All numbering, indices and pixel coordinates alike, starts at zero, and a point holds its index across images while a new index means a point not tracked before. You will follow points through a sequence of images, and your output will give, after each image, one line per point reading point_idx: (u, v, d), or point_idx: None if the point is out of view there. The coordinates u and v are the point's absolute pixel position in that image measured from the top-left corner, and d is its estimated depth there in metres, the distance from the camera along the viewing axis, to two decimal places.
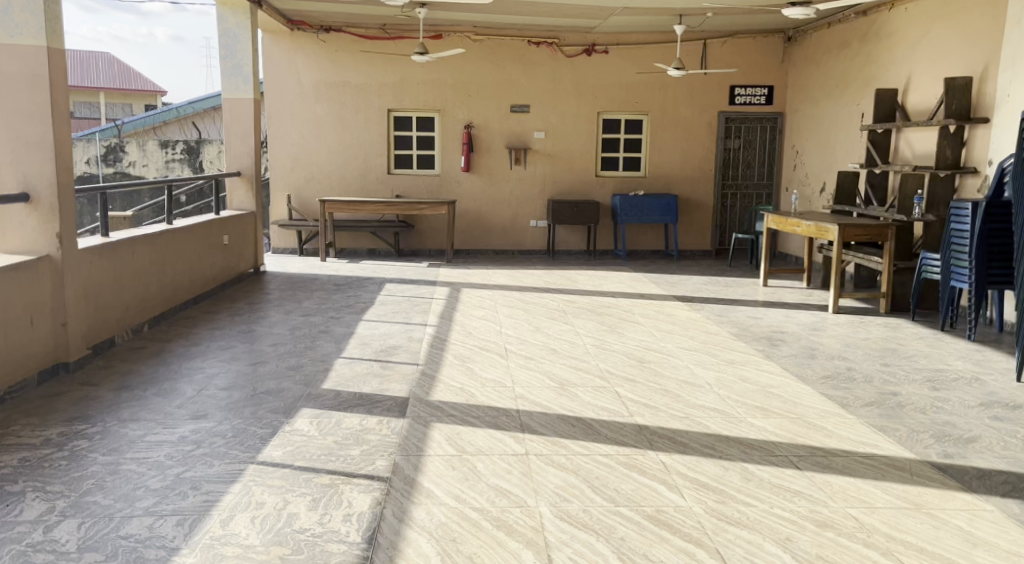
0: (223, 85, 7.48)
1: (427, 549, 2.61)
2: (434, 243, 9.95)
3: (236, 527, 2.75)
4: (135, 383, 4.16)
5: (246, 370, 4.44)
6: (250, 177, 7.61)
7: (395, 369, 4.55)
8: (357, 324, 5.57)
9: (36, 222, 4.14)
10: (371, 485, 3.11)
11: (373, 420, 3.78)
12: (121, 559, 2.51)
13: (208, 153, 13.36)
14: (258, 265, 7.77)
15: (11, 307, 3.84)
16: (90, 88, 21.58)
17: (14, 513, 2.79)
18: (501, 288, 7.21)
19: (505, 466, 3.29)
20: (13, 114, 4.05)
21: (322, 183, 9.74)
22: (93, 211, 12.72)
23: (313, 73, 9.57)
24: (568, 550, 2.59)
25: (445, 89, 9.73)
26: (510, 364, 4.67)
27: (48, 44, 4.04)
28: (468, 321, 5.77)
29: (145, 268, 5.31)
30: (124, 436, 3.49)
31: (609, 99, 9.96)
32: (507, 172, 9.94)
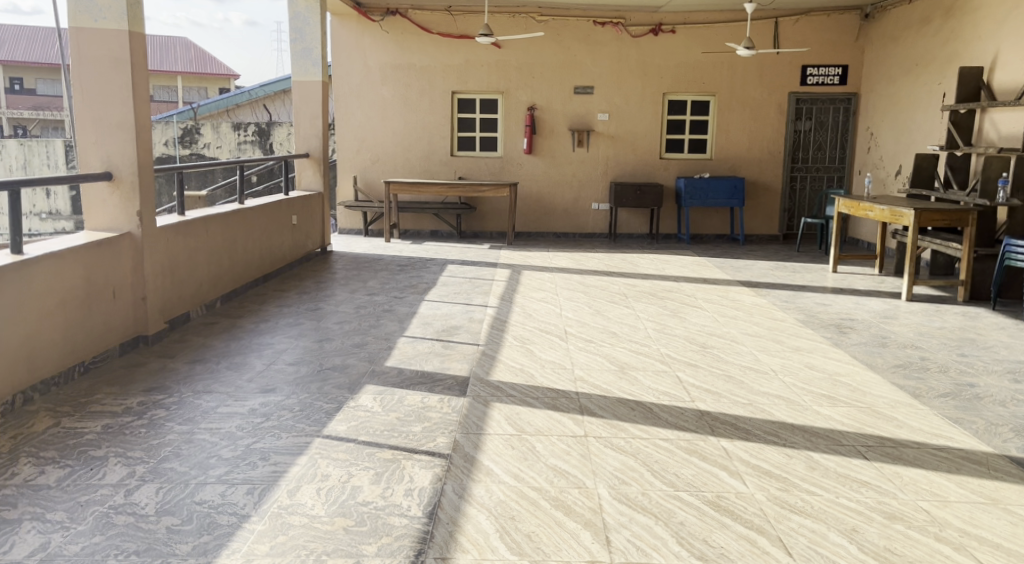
0: (293, 67, 7.64)
1: (486, 525, 2.66)
2: (496, 225, 10.01)
3: (302, 498, 2.84)
4: (208, 356, 4.33)
5: (313, 346, 4.57)
6: (318, 158, 7.76)
7: (456, 348, 4.61)
8: (419, 304, 5.66)
9: (117, 200, 4.32)
10: (432, 462, 3.16)
11: (434, 398, 3.85)
12: (196, 524, 2.63)
13: (277, 136, 13.52)
14: (325, 245, 7.96)
15: (93, 280, 4.04)
16: (168, 74, 22.82)
17: (98, 477, 2.95)
18: (562, 271, 7.21)
19: (563, 447, 3.31)
20: (98, 96, 4.24)
21: (387, 164, 9.88)
22: (170, 190, 13.23)
23: (379, 55, 9.69)
24: (626, 533, 2.60)
25: (509, 70, 9.72)
26: (570, 347, 4.67)
27: (130, 28, 4.19)
28: (528, 302, 5.79)
29: (219, 246, 5.50)
30: (198, 407, 3.64)
31: (675, 80, 9.79)
32: (570, 154, 9.90)
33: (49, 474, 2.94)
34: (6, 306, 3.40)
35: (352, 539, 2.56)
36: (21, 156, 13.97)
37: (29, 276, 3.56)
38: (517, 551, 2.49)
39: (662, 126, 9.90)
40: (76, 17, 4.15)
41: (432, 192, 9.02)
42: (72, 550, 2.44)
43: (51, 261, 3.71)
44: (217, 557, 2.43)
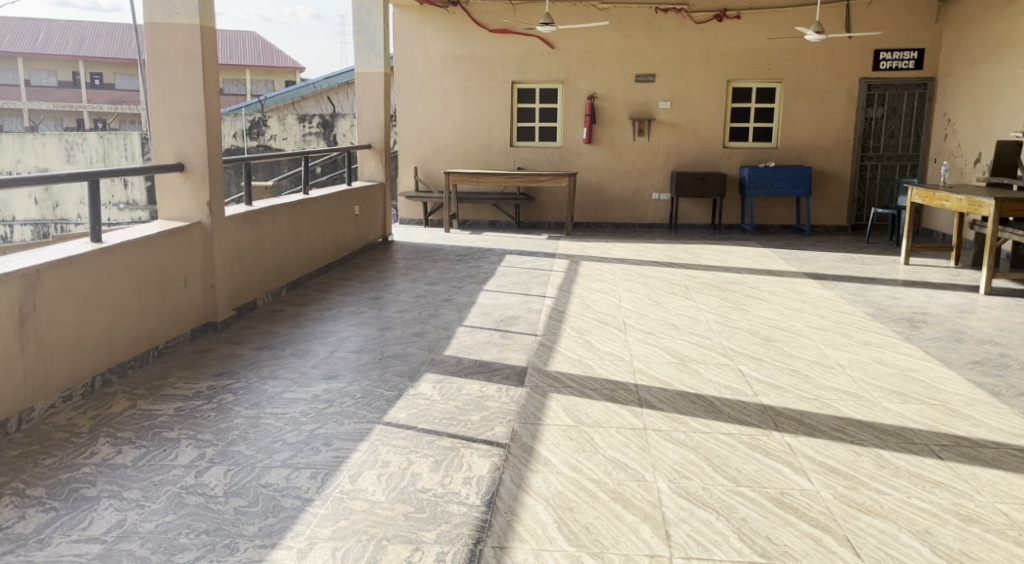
0: (356, 59, 7.76)
1: (544, 516, 2.66)
2: (555, 215, 9.99)
3: (363, 483, 2.90)
4: (274, 343, 4.44)
5: (374, 334, 4.64)
6: (380, 149, 7.87)
7: (514, 339, 4.62)
8: (478, 294, 5.69)
9: (189, 190, 4.46)
10: (490, 451, 3.18)
11: (493, 387, 3.87)
12: (262, 507, 2.71)
13: (341, 127, 13.85)
14: (387, 234, 8.08)
15: (166, 268, 4.19)
16: (237, 68, 24.18)
17: (170, 458, 3.06)
18: (620, 261, 7.15)
19: (622, 439, 3.28)
20: (171, 89, 4.38)
21: (447, 155, 9.96)
22: (238, 180, 13.61)
23: (440, 46, 9.75)
24: (686, 528, 2.56)
25: (569, 59, 9.66)
26: (628, 339, 4.63)
27: (201, 23, 4.31)
28: (587, 293, 5.77)
29: (285, 235, 5.64)
30: (264, 392, 3.74)
31: (740, 67, 9.57)
32: (630, 143, 9.79)
33: (126, 454, 3.07)
34: (83, 293, 3.56)
35: (412, 525, 2.60)
36: (100, 148, 14.52)
37: (106, 264, 3.71)
38: (575, 542, 2.49)
39: (724, 114, 9.70)
40: (151, 13, 4.29)
41: (492, 181, 9.03)
42: (146, 527, 2.55)
43: (126, 249, 3.86)
44: (282, 539, 2.50)
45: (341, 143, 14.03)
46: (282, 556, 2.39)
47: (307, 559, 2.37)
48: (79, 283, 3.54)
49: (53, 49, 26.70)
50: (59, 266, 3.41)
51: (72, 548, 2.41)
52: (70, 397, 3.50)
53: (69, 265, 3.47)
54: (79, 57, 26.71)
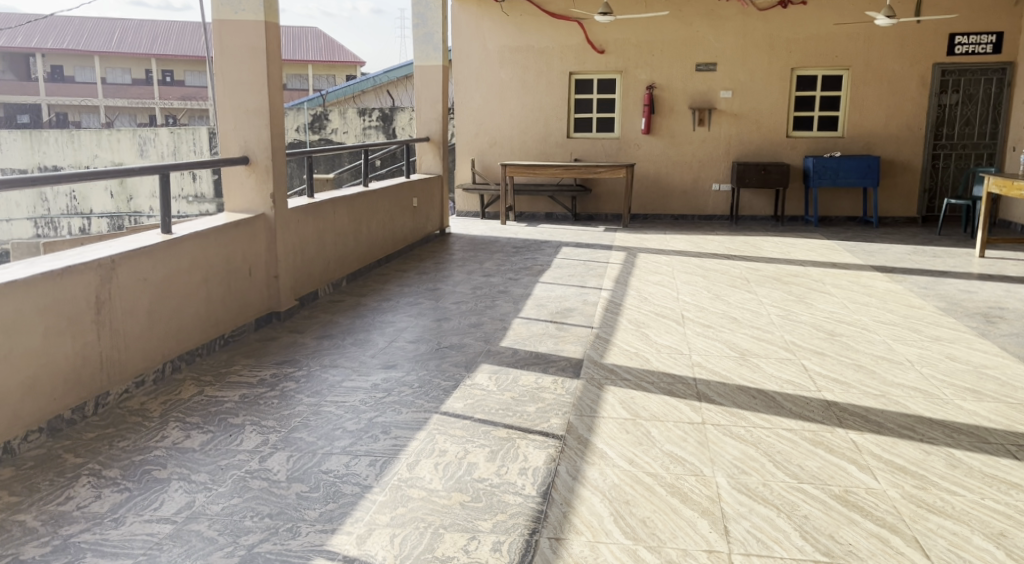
0: (415, 52, 7.84)
1: (600, 508, 2.65)
2: (611, 207, 9.93)
3: (421, 472, 2.93)
4: (334, 333, 4.54)
5: (431, 325, 4.70)
6: (438, 142, 7.93)
7: (570, 331, 4.61)
8: (534, 286, 5.69)
9: (254, 182, 4.58)
10: (546, 442, 3.19)
11: (549, 379, 3.87)
12: (323, 492, 2.77)
13: (400, 120, 14.04)
14: (444, 227, 8.16)
15: (232, 259, 4.32)
16: (300, 63, 25.06)
17: (236, 443, 3.16)
18: (678, 254, 7.07)
19: (680, 434, 3.24)
20: (238, 85, 4.50)
21: (504, 147, 9.98)
22: (301, 173, 13.94)
23: (498, 38, 9.78)
24: (746, 524, 2.52)
25: (628, 49, 9.57)
26: (687, 332, 4.57)
27: (266, 19, 4.40)
28: (644, 286, 5.71)
29: (345, 227, 5.75)
30: (326, 381, 3.82)
31: (805, 54, 9.32)
32: (690, 134, 9.64)
33: (194, 438, 3.18)
34: (154, 283, 3.70)
35: (469, 514, 2.62)
36: (171, 144, 15.11)
37: (176, 254, 3.84)
38: (632, 535, 2.47)
39: (788, 103, 9.47)
40: (218, 10, 4.40)
41: (549, 173, 9.02)
42: (213, 510, 2.63)
43: (194, 240, 3.99)
44: (342, 524, 2.55)
45: (400, 136, 14.23)
46: (342, 541, 2.44)
47: (367, 545, 2.42)
48: (150, 273, 3.68)
49: (128, 47, 27.93)
50: (132, 256, 3.55)
51: (145, 527, 2.51)
52: (143, 382, 3.65)
53: (142, 255, 3.61)
54: (152, 56, 27.91)
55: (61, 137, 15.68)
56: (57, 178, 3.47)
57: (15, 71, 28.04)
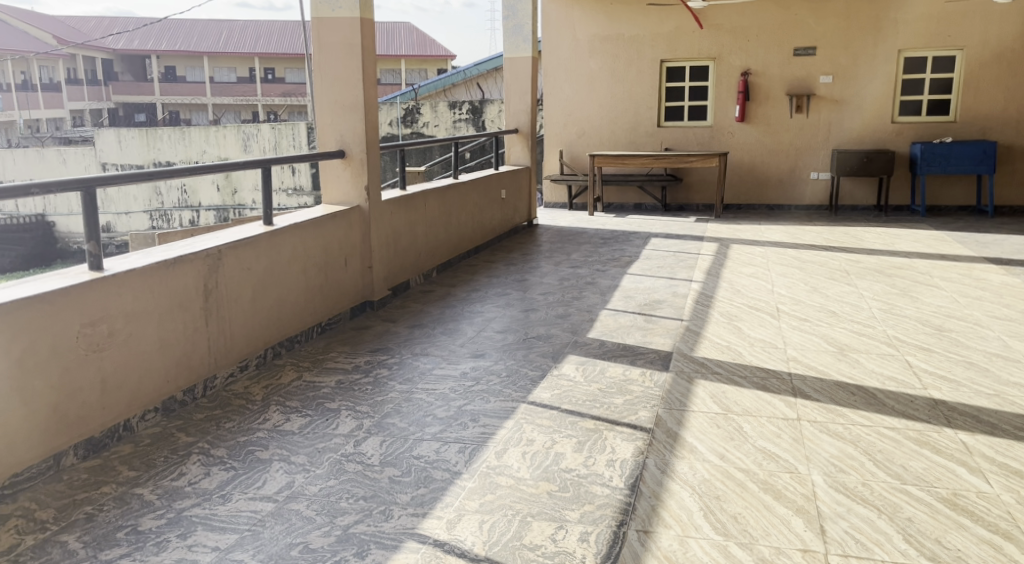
0: (505, 45, 7.88)
1: (689, 503, 2.62)
2: (703, 197, 9.74)
3: (509, 460, 2.97)
4: (425, 322, 4.64)
5: (519, 315, 4.74)
6: (527, 133, 7.96)
7: (659, 323, 4.55)
8: (622, 277, 5.65)
9: (352, 175, 4.72)
10: (634, 435, 3.17)
11: (636, 371, 3.84)
12: (414, 477, 2.85)
13: (490, 113, 14.21)
14: (532, 218, 8.19)
15: (329, 250, 4.48)
16: (393, 58, 26.53)
17: (332, 427, 3.28)
18: (774, 245, 6.86)
19: (774, 430, 3.16)
20: (336, 81, 4.64)
21: (593, 138, 9.92)
22: (393, 166, 14.29)
23: (588, 28, 9.71)
24: (843, 524, 2.44)
25: (722, 35, 9.32)
26: (781, 325, 4.43)
27: (361, 16, 4.51)
28: (737, 278, 5.57)
29: (436, 218, 5.85)
30: (416, 368, 3.93)
31: (914, 34, 8.84)
32: (786, 121, 9.33)
33: (293, 421, 3.33)
34: (257, 272, 3.88)
35: (556, 504, 2.63)
36: (273, 138, 15.75)
37: (276, 245, 4.01)
38: (722, 531, 2.43)
39: (893, 88, 9.02)
40: (318, 9, 4.54)
41: (639, 163, 8.91)
42: (312, 490, 2.75)
43: (294, 232, 4.16)
44: (432, 509, 2.61)
45: (489, 128, 14.39)
46: (432, 525, 2.50)
47: (456, 530, 2.47)
48: (253, 263, 3.85)
49: (234, 47, 29.63)
50: (237, 247, 3.73)
51: (249, 505, 2.65)
52: (246, 366, 3.84)
53: (248, 246, 3.80)
54: (256, 55, 29.65)
55: (173, 133, 16.54)
56: (170, 173, 3.68)
57: (133, 71, 30.12)
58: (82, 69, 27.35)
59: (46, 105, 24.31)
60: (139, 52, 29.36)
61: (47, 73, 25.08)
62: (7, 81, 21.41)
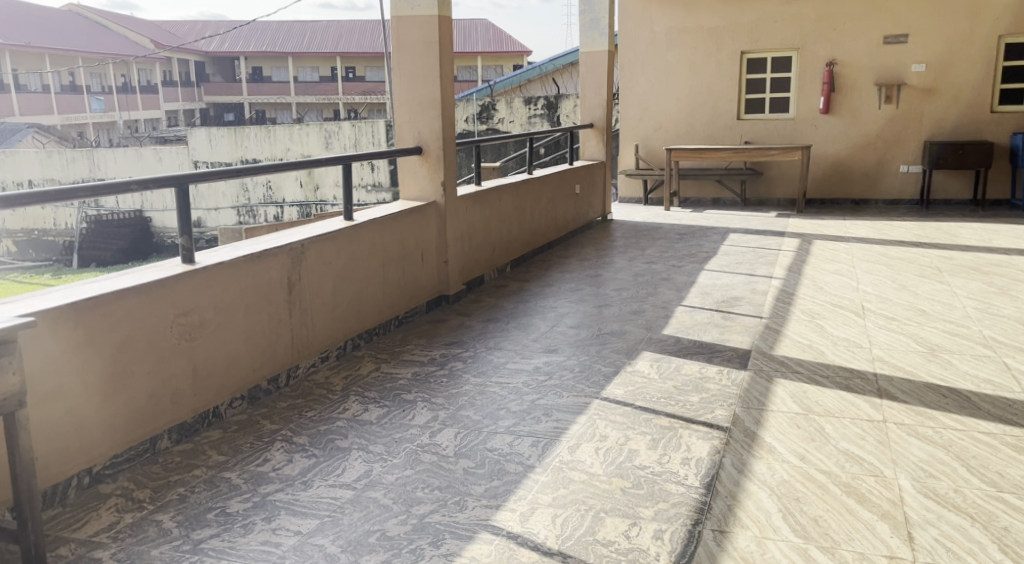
0: (581, 39, 7.84)
1: (767, 504, 2.56)
2: (783, 192, 9.48)
3: (582, 455, 2.97)
4: (499, 316, 4.68)
5: (592, 311, 4.72)
6: (602, 128, 7.93)
7: (737, 320, 4.46)
8: (698, 273, 5.56)
9: (429, 171, 4.80)
10: (710, 433, 3.12)
11: (713, 368, 3.78)
12: (488, 469, 2.88)
13: (565, 107, 14.22)
14: (606, 213, 8.16)
15: (406, 245, 4.57)
16: (470, 55, 27.07)
17: (409, 417, 3.35)
18: (859, 241, 6.63)
19: (858, 432, 3.05)
20: (415, 78, 4.71)
21: (669, 132, 9.76)
22: (469, 163, 14.42)
23: (666, 20, 9.57)
24: (933, 531, 2.34)
25: (806, 24, 9.05)
26: (867, 324, 4.28)
27: (439, 14, 4.57)
28: (819, 275, 5.40)
29: (510, 214, 5.89)
30: (490, 362, 3.97)
31: (1015, 19, 8.42)
32: (874, 112, 8.99)
33: (371, 411, 3.41)
34: (337, 267, 3.99)
35: (630, 501, 2.62)
36: (353, 136, 16.21)
37: (355, 240, 4.12)
38: (803, 534, 2.37)
39: (992, 75, 8.59)
40: (397, 7, 4.62)
41: (717, 157, 8.72)
42: (389, 479, 2.82)
43: (372, 227, 4.25)
44: (506, 501, 2.64)
45: (564, 124, 14.39)
46: (506, 517, 2.53)
47: (530, 523, 2.49)
48: (334, 257, 3.97)
49: (317, 47, 30.75)
50: (319, 241, 3.85)
51: (329, 491, 2.73)
52: (327, 357, 3.97)
53: (328, 241, 3.91)
54: (338, 54, 30.71)
55: (259, 132, 17.13)
56: (256, 170, 3.82)
57: (223, 73, 31.60)
58: (176, 71, 28.85)
59: (144, 106, 25.80)
60: (229, 54, 30.76)
61: (146, 75, 26.60)
62: (109, 84, 24.16)
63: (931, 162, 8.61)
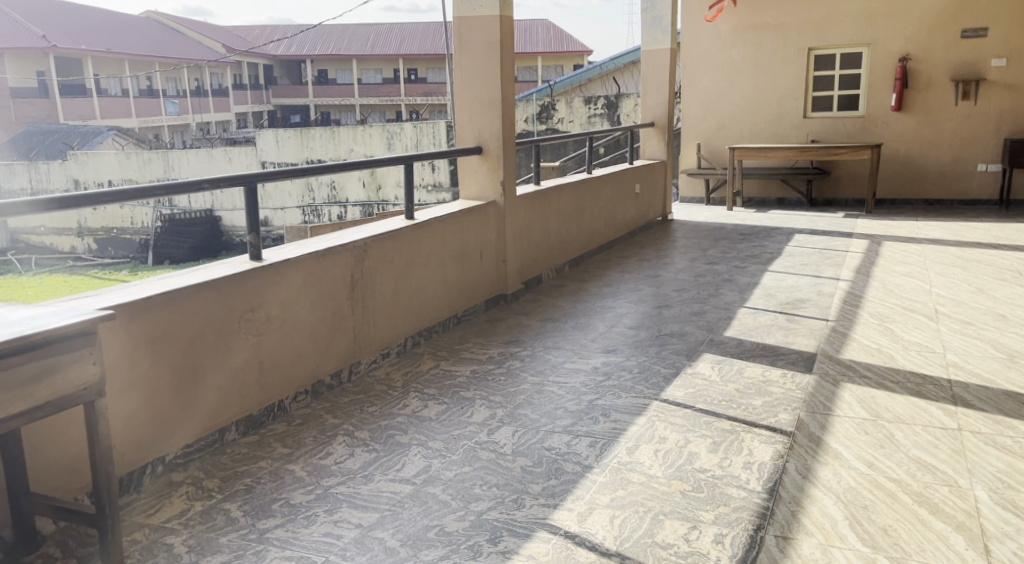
0: (643, 37, 7.78)
1: (833, 511, 2.49)
2: (851, 192, 9.22)
3: (641, 457, 2.95)
4: (557, 316, 4.68)
5: (652, 311, 4.68)
6: (663, 127, 7.85)
7: (802, 323, 4.36)
8: (762, 274, 5.45)
9: (488, 171, 4.84)
10: (773, 438, 3.05)
11: (777, 372, 3.70)
12: (546, 468, 2.89)
13: (625, 107, 14.20)
14: (666, 213, 8.07)
15: (466, 244, 4.61)
16: (530, 56, 27.24)
17: (467, 414, 3.38)
18: (931, 242, 6.39)
19: (930, 439, 2.95)
20: (476, 78, 4.75)
21: (733, 130, 9.60)
22: (528, 162, 14.46)
23: (730, 17, 9.41)
24: (1011, 544, 2.24)
25: (877, 19, 8.78)
26: (941, 328, 4.13)
27: (500, 14, 4.61)
28: (890, 277, 5.23)
29: (569, 213, 5.88)
30: (548, 361, 3.97)
31: None
32: (951, 109, 8.68)
33: (430, 408, 3.46)
34: (399, 264, 4.06)
35: (689, 504, 2.59)
36: (415, 137, 16.53)
37: (416, 239, 4.18)
38: (871, 543, 2.30)
39: None
40: (460, 8, 4.68)
41: (782, 156, 8.54)
42: (447, 475, 2.85)
43: (432, 226, 4.31)
44: (564, 501, 2.64)
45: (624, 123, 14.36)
46: (564, 517, 2.53)
47: (587, 523, 2.48)
48: (396, 255, 4.04)
49: (380, 49, 31.34)
50: (381, 239, 3.92)
51: (390, 486, 2.77)
52: (388, 353, 4.03)
53: (390, 239, 3.98)
54: (400, 56, 31.22)
55: (324, 133, 17.50)
56: (322, 169, 3.90)
57: (290, 76, 32.44)
58: (245, 74, 29.85)
59: (216, 108, 26.79)
60: (296, 57, 31.54)
61: (217, 79, 27.52)
62: (183, 87, 25.03)
63: (1010, 161, 8.26)
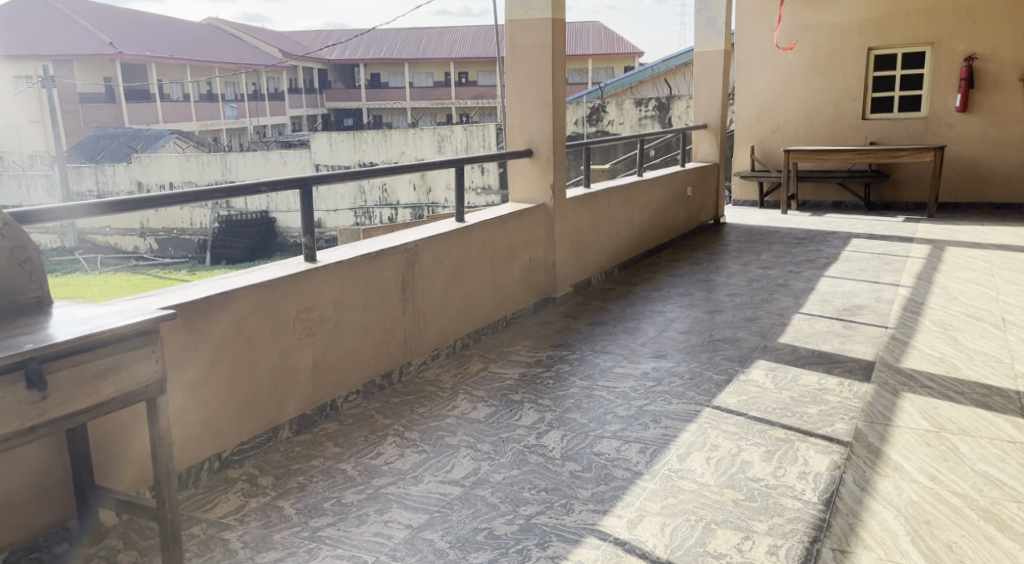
0: (696, 38, 7.68)
1: (893, 525, 2.42)
2: (910, 195, 8.97)
3: (691, 464, 2.91)
4: (606, 319, 4.65)
5: (703, 316, 4.61)
6: (716, 129, 7.74)
7: (859, 330, 4.24)
8: (818, 280, 5.33)
9: (537, 175, 4.84)
10: (829, 448, 2.98)
11: (833, 380, 3.61)
12: (595, 473, 2.86)
13: (677, 108, 14.06)
14: (719, 216, 7.96)
15: (514, 246, 4.61)
16: (581, 58, 27.18)
17: (516, 418, 3.38)
18: (995, 248, 6.16)
19: (997, 453, 2.84)
20: (528, 80, 4.75)
21: (787, 132, 9.43)
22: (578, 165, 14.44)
23: (785, 17, 9.24)
24: None
25: (941, 17, 8.53)
26: (1008, 338, 3.98)
27: (552, 16, 4.59)
28: (954, 284, 5.06)
29: (620, 216, 5.84)
30: (597, 365, 3.94)
31: None
32: (1018, 109, 8.39)
33: (479, 410, 3.46)
34: (449, 266, 4.08)
35: (742, 513, 2.54)
36: (464, 140, 16.49)
37: (466, 241, 4.19)
38: (933, 559, 2.22)
39: None
40: (512, 11, 4.69)
41: (839, 159, 8.36)
42: (497, 478, 2.85)
43: (482, 229, 4.32)
44: (613, 507, 2.61)
45: (676, 125, 14.23)
46: (613, 523, 2.50)
47: (637, 531, 2.45)
48: (446, 257, 4.06)
49: (432, 53, 31.64)
50: (432, 242, 3.95)
51: (439, 487, 2.78)
52: (438, 355, 4.05)
53: (440, 241, 4.00)
54: (451, 60, 31.44)
55: (377, 136, 17.74)
56: (376, 172, 3.94)
57: (344, 79, 32.93)
58: (300, 78, 30.44)
59: (271, 111, 27.39)
60: (349, 61, 32.02)
61: (274, 83, 28.12)
62: (241, 92, 25.59)
63: None
